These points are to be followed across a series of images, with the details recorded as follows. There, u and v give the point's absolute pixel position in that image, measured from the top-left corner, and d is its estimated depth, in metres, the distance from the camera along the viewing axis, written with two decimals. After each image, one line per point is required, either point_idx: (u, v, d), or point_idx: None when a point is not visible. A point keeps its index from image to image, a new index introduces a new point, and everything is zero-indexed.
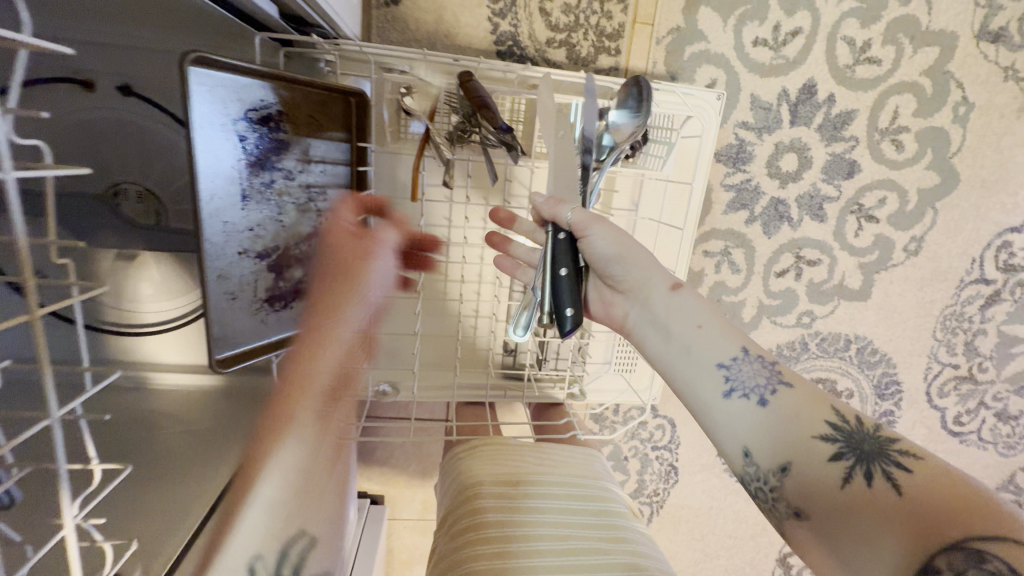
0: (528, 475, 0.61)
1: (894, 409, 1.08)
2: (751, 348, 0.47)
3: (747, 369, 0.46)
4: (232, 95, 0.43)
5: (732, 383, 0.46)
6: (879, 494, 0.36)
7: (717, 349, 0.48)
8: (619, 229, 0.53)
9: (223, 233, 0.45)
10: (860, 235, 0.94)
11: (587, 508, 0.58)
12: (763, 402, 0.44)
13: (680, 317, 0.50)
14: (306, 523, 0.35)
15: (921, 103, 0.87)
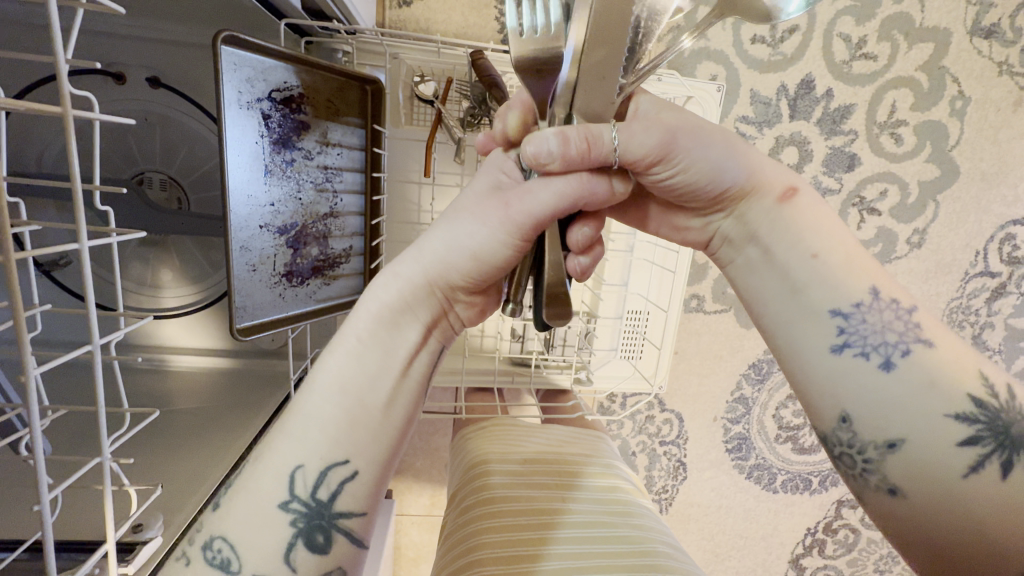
0: (539, 454, 0.62)
1: None
2: (879, 290, 0.42)
3: (873, 321, 0.41)
4: (258, 74, 0.47)
5: (862, 346, 0.41)
6: (1011, 490, 0.35)
7: (839, 292, 0.42)
8: (713, 134, 0.40)
9: (247, 205, 0.48)
10: (863, 228, 0.96)
11: (596, 485, 0.59)
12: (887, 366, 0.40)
13: (791, 241, 0.43)
14: (353, 451, 0.33)
15: (918, 97, 0.89)
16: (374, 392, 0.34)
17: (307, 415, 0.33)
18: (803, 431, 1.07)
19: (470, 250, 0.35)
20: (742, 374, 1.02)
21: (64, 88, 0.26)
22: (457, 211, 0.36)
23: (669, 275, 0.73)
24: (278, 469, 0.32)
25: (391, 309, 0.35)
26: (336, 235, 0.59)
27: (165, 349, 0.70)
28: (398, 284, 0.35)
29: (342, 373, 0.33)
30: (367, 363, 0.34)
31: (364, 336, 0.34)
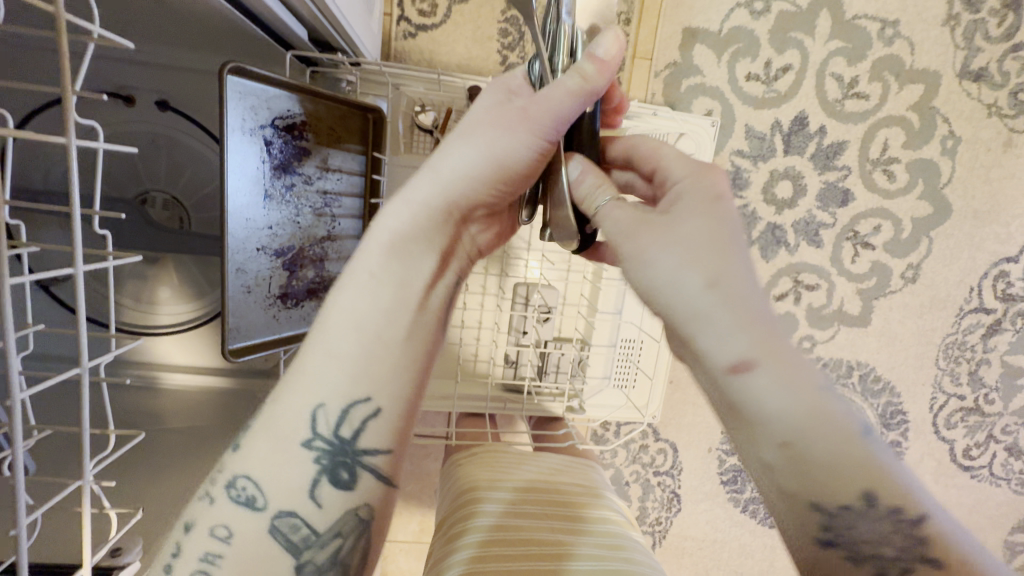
0: (530, 482, 0.60)
1: (901, 440, 1.07)
2: (877, 491, 0.29)
3: (831, 429, 0.29)
4: (262, 103, 0.48)
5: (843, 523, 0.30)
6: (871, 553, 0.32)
7: (812, 440, 0.29)
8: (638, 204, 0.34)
9: (245, 228, 0.49)
10: (857, 261, 0.96)
11: (585, 515, 0.57)
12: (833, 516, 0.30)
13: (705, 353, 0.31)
14: (375, 390, 0.32)
15: (910, 135, 0.91)
16: (397, 330, 0.32)
17: (328, 350, 0.31)
18: None
19: (486, 155, 0.33)
20: None
21: (70, 119, 0.27)
22: (468, 126, 0.34)
23: None
24: (299, 406, 0.31)
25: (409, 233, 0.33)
26: (332, 258, 0.60)
27: (157, 367, 0.70)
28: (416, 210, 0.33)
29: (362, 308, 0.31)
30: (390, 304, 0.32)
31: (378, 263, 0.32)
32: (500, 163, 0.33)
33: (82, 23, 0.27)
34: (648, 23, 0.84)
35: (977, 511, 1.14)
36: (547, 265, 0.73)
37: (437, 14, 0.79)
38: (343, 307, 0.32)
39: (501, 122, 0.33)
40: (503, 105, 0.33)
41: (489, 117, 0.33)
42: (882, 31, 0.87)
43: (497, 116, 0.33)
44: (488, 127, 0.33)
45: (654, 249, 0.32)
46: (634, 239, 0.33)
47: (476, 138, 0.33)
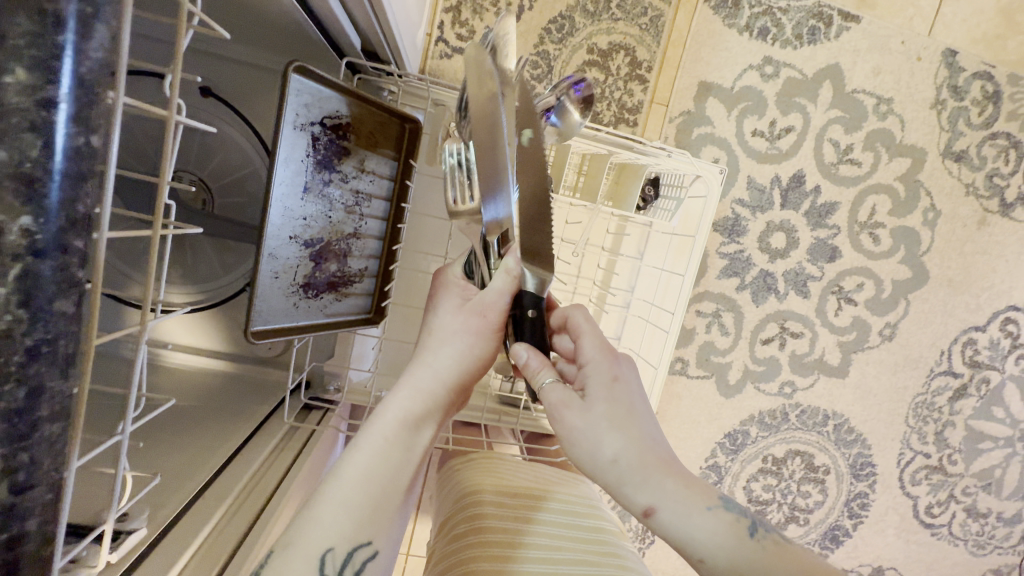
0: (529, 489, 0.61)
1: (868, 492, 1.10)
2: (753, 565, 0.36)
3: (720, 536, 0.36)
4: (315, 101, 0.51)
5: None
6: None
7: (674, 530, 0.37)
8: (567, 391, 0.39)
9: (282, 216, 0.51)
10: (840, 315, 1.02)
11: (583, 525, 0.58)
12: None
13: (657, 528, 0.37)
14: (374, 532, 0.37)
15: (895, 204, 0.98)
16: (395, 485, 0.39)
17: (344, 497, 0.37)
18: (770, 507, 1.09)
19: (466, 352, 0.42)
20: (717, 442, 1.04)
21: (175, 99, 0.28)
22: (447, 330, 0.42)
23: (663, 334, 0.71)
24: (310, 553, 0.34)
25: (415, 408, 0.40)
26: (355, 255, 0.62)
27: (159, 343, 0.70)
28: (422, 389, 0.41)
29: (373, 466, 0.38)
30: (394, 459, 0.39)
31: (380, 435, 0.39)
32: (475, 350, 0.42)
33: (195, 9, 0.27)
34: (667, 73, 0.90)
35: (935, 569, 1.18)
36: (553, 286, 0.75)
37: (473, 40, 0.84)
38: (351, 470, 0.37)
39: (468, 325, 0.42)
40: (467, 310, 0.42)
41: (457, 319, 0.42)
42: (877, 106, 0.95)
43: (467, 321, 0.42)
44: (460, 327, 0.42)
45: (572, 424, 0.38)
46: (565, 411, 0.39)
47: (459, 335, 0.42)
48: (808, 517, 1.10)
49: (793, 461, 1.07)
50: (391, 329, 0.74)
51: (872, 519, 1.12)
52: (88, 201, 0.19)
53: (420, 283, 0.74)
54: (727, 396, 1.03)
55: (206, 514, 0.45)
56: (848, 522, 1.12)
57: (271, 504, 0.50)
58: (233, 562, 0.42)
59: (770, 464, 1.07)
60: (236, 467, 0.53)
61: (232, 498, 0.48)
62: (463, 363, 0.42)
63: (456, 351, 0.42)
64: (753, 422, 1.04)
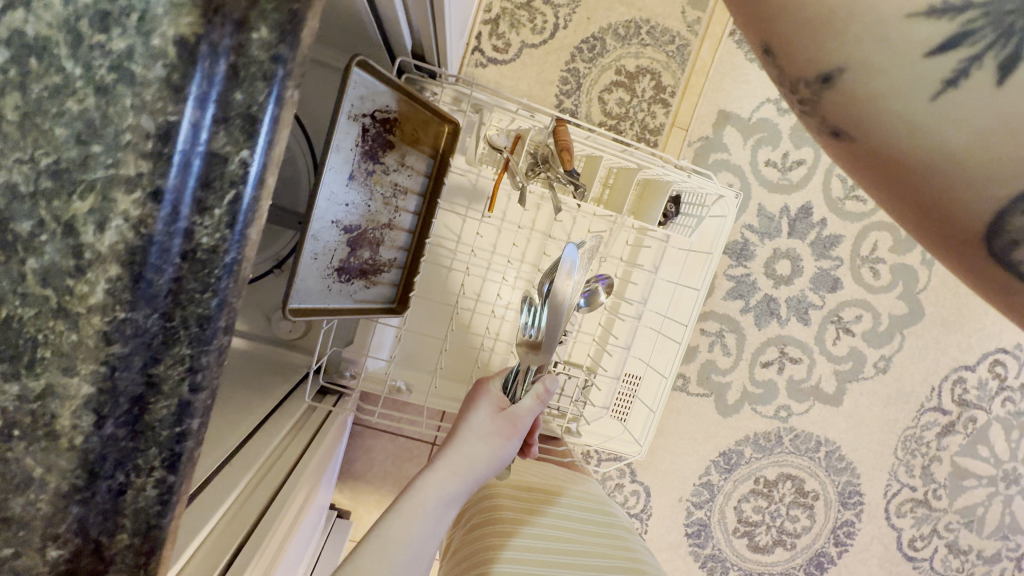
0: (546, 486, 0.62)
1: (855, 520, 1.12)
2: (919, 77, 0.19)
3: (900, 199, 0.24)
4: (369, 95, 0.53)
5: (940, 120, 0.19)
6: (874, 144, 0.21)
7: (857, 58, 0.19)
8: None
9: (327, 200, 0.53)
10: (837, 344, 1.05)
11: (598, 523, 0.60)
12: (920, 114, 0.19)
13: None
14: None
15: (897, 241, 1.02)
16: (428, 548, 0.42)
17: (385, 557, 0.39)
18: (759, 529, 1.10)
19: (495, 451, 0.46)
20: (711, 460, 1.06)
21: None
22: (478, 426, 0.47)
23: (675, 347, 0.74)
24: None
25: (455, 481, 0.43)
26: (387, 245, 0.64)
27: None
28: (462, 467, 0.44)
29: (416, 527, 0.41)
30: (430, 523, 0.42)
31: (423, 502, 0.42)
32: (509, 447, 0.47)
33: None
34: (689, 99, 0.94)
35: None
36: None
37: (508, 52, 0.88)
38: (397, 528, 0.40)
39: (501, 428, 0.47)
40: (502, 414, 0.48)
41: (492, 425, 0.47)
42: None
43: (502, 417, 0.48)
44: (494, 428, 0.47)
45: None
46: None
47: (496, 430, 0.47)
48: (795, 542, 1.12)
49: (784, 485, 1.09)
50: (410, 321, 0.75)
51: (857, 548, 1.14)
52: (281, 144, 0.20)
53: (442, 278, 0.75)
54: (725, 415, 1.05)
55: (234, 481, 0.46)
56: (833, 550, 1.13)
57: (289, 481, 0.52)
58: (258, 530, 0.43)
59: (762, 486, 1.08)
60: (261, 438, 0.54)
61: (256, 469, 0.49)
62: (495, 457, 0.46)
63: (494, 447, 0.46)
64: (748, 443, 1.06)
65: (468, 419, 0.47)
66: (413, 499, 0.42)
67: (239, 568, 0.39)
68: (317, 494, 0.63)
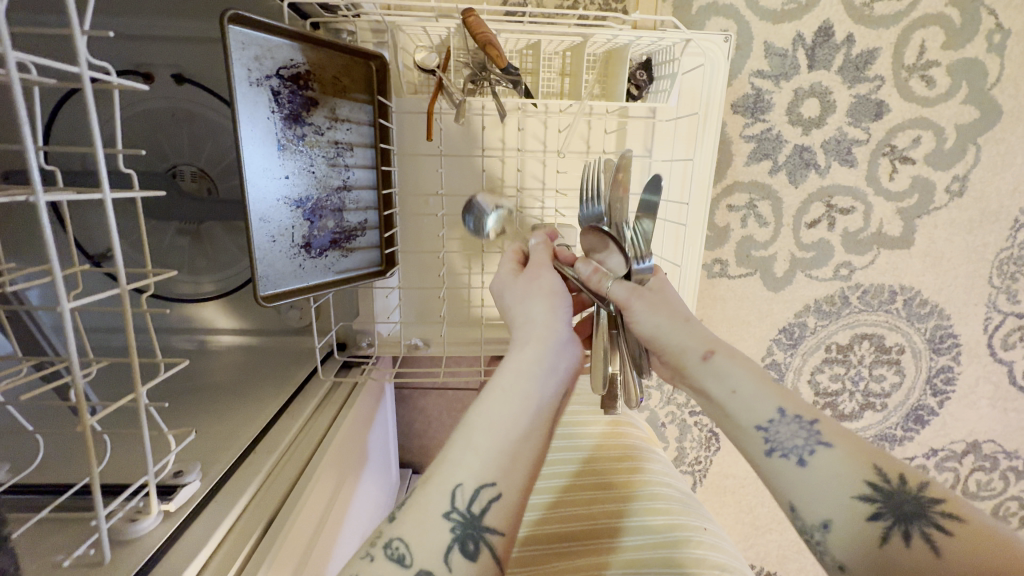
0: (568, 422, 0.60)
1: (953, 364, 1.02)
2: (789, 407, 0.42)
3: (763, 403, 0.43)
4: (264, 52, 0.49)
5: (770, 442, 0.41)
6: (914, 554, 0.35)
7: (754, 408, 0.43)
8: None
9: (264, 178, 0.51)
10: (895, 178, 0.91)
11: (616, 443, 0.58)
12: (768, 454, 0.41)
13: (716, 381, 0.45)
14: (500, 475, 0.35)
15: (950, 34, 0.84)
16: (515, 423, 0.36)
17: (473, 439, 0.36)
18: (842, 397, 1.03)
19: (544, 299, 0.44)
20: (773, 339, 0.99)
21: (83, 63, 0.29)
22: (523, 286, 0.45)
23: (683, 230, 0.69)
24: (441, 490, 0.34)
25: (519, 359, 0.40)
26: (350, 208, 0.62)
27: (204, 330, 0.76)
28: (530, 340, 0.41)
29: (490, 413, 0.36)
30: (511, 405, 0.37)
31: (494, 378, 0.39)
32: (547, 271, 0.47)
33: (103, 74, 0.32)
34: None
35: None
36: (560, 204, 0.71)
37: None
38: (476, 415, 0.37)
39: (548, 277, 0.46)
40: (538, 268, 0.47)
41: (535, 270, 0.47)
42: None
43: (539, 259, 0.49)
44: (540, 278, 0.46)
45: None
46: None
47: (547, 280, 0.46)
48: (886, 402, 1.03)
49: (861, 346, 1.00)
50: (407, 277, 0.74)
51: (960, 393, 1.04)
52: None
53: (425, 226, 0.72)
54: (776, 290, 0.96)
55: (259, 465, 0.48)
56: (933, 401, 1.04)
57: (317, 453, 0.53)
58: (286, 506, 0.45)
59: (835, 353, 1.00)
60: (284, 422, 0.56)
61: (281, 449, 0.52)
62: (531, 292, 0.45)
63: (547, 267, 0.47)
64: (809, 313, 0.97)
65: (510, 287, 0.46)
66: (491, 382, 0.38)
67: (266, 546, 0.40)
68: (360, 460, 0.66)
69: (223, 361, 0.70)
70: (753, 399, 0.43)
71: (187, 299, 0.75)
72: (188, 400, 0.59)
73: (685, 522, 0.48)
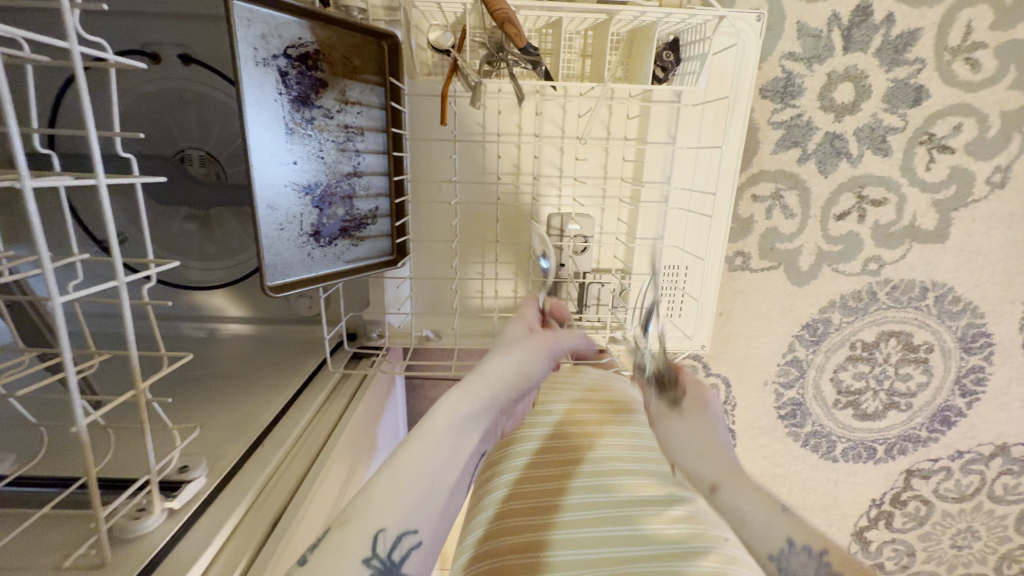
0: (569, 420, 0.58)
1: (984, 365, 0.97)
2: (798, 537, 0.38)
3: (781, 529, 0.39)
4: (271, 30, 0.47)
5: (781, 564, 0.37)
6: None
7: (764, 536, 0.39)
8: None
9: (272, 163, 0.49)
10: (932, 169, 0.86)
11: (624, 442, 0.55)
12: (776, 573, 0.37)
13: (730, 506, 0.42)
14: (422, 522, 0.34)
15: (999, 14, 0.78)
16: (442, 475, 0.37)
17: (400, 478, 0.35)
18: (865, 396, 1.00)
19: (522, 365, 0.45)
20: (795, 335, 0.96)
21: (72, 37, 0.27)
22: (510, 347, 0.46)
23: (707, 222, 0.66)
24: (362, 533, 0.32)
25: (475, 414, 0.40)
26: (361, 195, 0.59)
27: (213, 317, 0.75)
28: (490, 396, 0.42)
29: (425, 455, 0.36)
30: (442, 452, 0.37)
31: (455, 415, 0.39)
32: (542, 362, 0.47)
33: (96, 51, 0.29)
34: None
35: None
36: (578, 193, 0.68)
37: None
38: (411, 447, 0.37)
39: (530, 342, 0.47)
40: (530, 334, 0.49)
41: (522, 334, 0.49)
42: None
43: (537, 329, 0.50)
44: (523, 342, 0.47)
45: None
46: None
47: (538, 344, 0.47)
48: (912, 402, 1.00)
49: (888, 343, 0.96)
50: (418, 267, 0.71)
51: (991, 394, 1.00)
52: None
53: (437, 214, 0.70)
54: (801, 284, 0.93)
55: (265, 459, 0.47)
56: (961, 402, 1.00)
57: (325, 448, 0.52)
58: (292, 503, 0.44)
59: (860, 350, 0.97)
60: (292, 414, 0.55)
61: (289, 442, 0.50)
62: (516, 358, 0.45)
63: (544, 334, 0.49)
64: (835, 309, 0.93)
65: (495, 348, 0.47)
66: (424, 426, 0.38)
67: (270, 547, 0.39)
68: (370, 454, 0.65)
69: (231, 350, 0.69)
70: (759, 524, 0.39)
71: (196, 286, 0.74)
72: (195, 390, 0.58)
73: (700, 533, 0.45)
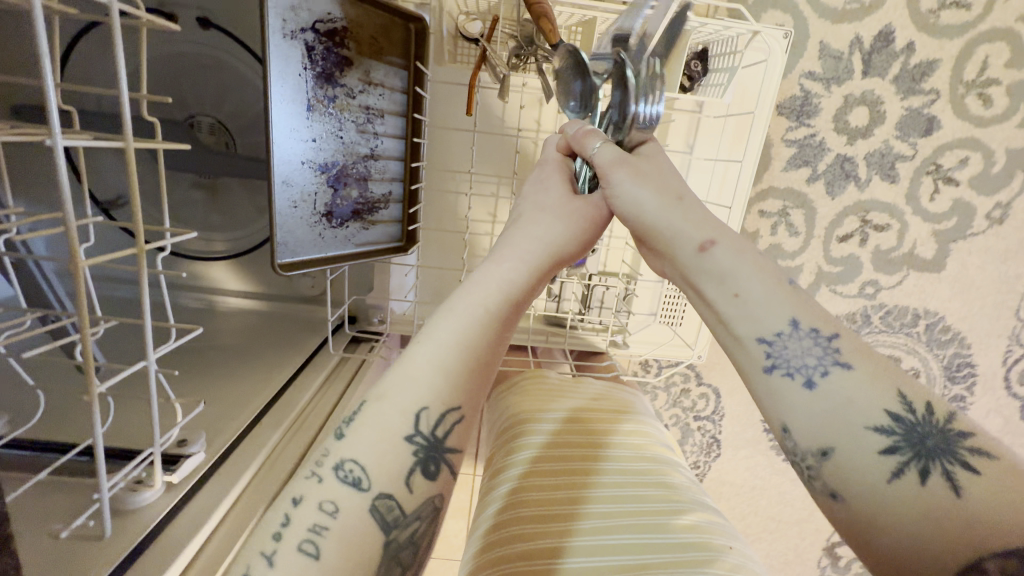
0: (579, 420, 0.57)
1: (965, 394, 1.00)
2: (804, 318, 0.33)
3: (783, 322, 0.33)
4: (301, 3, 0.45)
5: (773, 356, 0.32)
6: (933, 500, 0.26)
7: (758, 318, 0.33)
8: None
9: (291, 139, 0.48)
10: (936, 200, 0.88)
11: (633, 448, 0.55)
12: (768, 370, 0.32)
13: (717, 278, 0.35)
14: (461, 395, 0.32)
15: (1016, 53, 0.80)
16: (480, 349, 0.33)
17: (443, 348, 0.32)
18: None
19: (552, 241, 0.39)
20: None
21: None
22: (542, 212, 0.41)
23: None
24: (401, 412, 0.31)
25: (510, 289, 0.36)
26: (376, 178, 0.59)
27: (212, 289, 0.74)
28: (523, 267, 0.37)
29: (459, 333, 0.33)
30: (478, 326, 0.33)
31: (487, 291, 0.35)
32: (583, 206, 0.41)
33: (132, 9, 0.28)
34: None
35: None
36: None
37: None
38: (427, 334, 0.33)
39: (570, 212, 0.41)
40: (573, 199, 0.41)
41: (563, 192, 0.42)
42: None
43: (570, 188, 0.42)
44: (557, 209, 0.41)
45: None
46: None
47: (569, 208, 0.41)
48: None
49: None
50: (425, 256, 0.71)
51: None
52: None
53: (449, 203, 0.69)
54: None
55: (264, 437, 0.47)
56: None
57: (324, 430, 0.51)
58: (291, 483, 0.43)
59: None
60: (291, 394, 0.54)
61: (287, 422, 0.50)
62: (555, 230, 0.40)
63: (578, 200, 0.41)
64: None
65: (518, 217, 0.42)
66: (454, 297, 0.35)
67: None
68: None
69: (229, 324, 0.68)
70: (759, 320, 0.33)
71: (197, 256, 0.72)
72: (192, 361, 0.57)
73: (709, 544, 0.46)
